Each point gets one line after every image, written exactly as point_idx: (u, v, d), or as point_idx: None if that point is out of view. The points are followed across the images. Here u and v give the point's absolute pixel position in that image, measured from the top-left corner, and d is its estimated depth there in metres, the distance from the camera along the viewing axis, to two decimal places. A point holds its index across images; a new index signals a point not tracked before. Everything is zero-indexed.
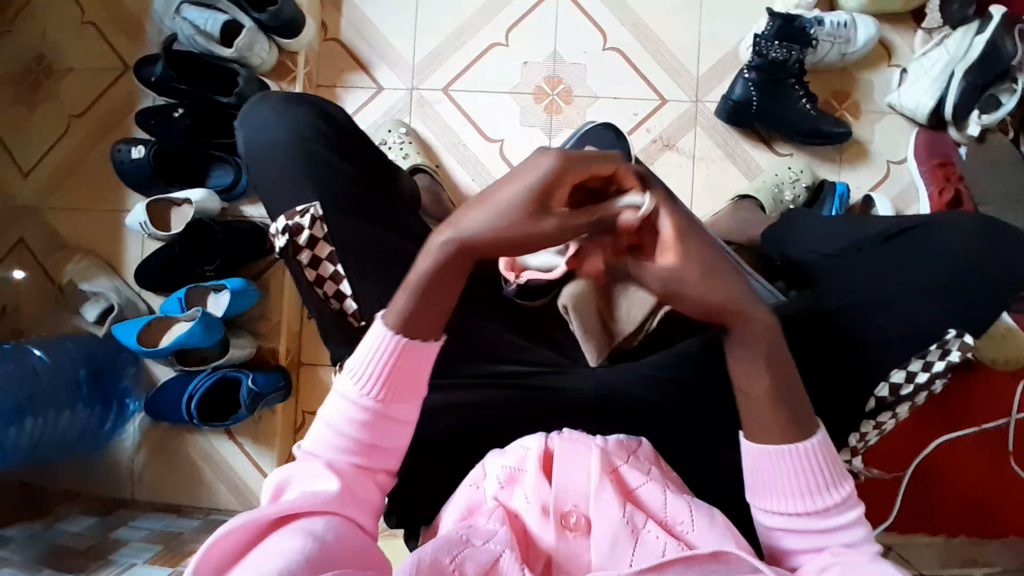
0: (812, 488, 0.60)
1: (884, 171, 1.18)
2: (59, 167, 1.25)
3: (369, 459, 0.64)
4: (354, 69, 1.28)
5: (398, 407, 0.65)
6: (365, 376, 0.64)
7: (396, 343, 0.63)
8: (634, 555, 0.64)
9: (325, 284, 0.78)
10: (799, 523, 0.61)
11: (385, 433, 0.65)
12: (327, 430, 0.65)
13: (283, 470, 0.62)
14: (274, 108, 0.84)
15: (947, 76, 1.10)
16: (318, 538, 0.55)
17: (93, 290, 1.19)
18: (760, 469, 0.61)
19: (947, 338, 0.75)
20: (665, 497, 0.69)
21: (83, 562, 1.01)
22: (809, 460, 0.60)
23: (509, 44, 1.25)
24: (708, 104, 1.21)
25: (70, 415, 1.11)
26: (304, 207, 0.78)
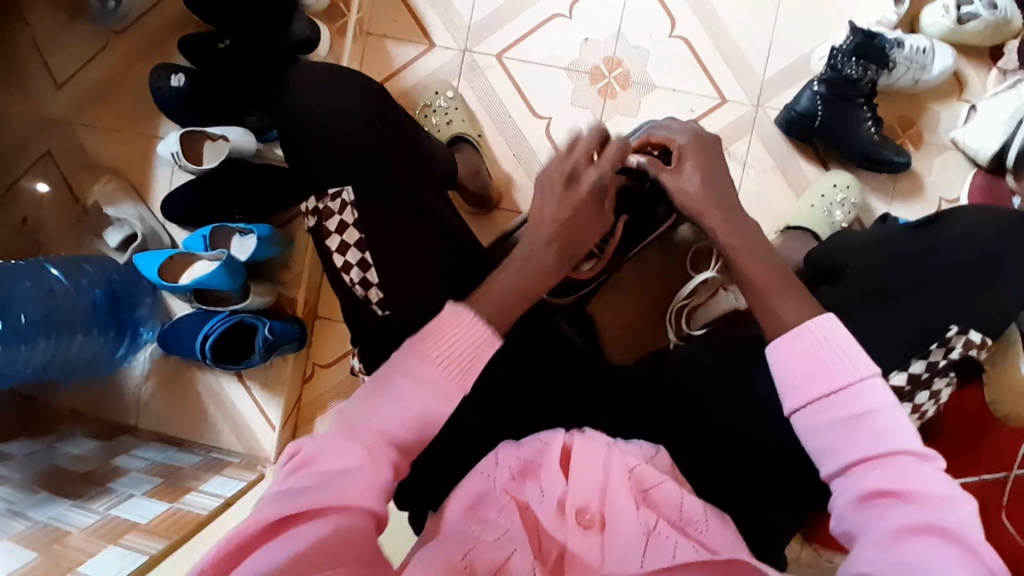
0: (831, 368, 0.63)
1: (936, 207, 1.14)
2: (95, 83, 1.22)
3: (402, 440, 0.62)
4: (407, 21, 1.23)
5: (456, 394, 0.65)
6: (437, 354, 0.65)
7: (481, 332, 0.68)
8: (645, 555, 0.60)
9: (352, 271, 0.78)
10: (831, 407, 0.62)
11: (435, 416, 0.64)
12: (383, 394, 0.63)
13: (311, 441, 0.60)
14: (311, 78, 0.82)
15: (1016, 122, 1.05)
16: (331, 548, 0.53)
17: (118, 216, 1.17)
18: (787, 368, 0.65)
19: (949, 335, 0.79)
20: (682, 496, 0.68)
21: (82, 487, 1.01)
22: (818, 338, 0.64)
23: (572, 17, 1.20)
24: (768, 111, 1.17)
25: (84, 338, 1.10)
26: (337, 190, 0.79)
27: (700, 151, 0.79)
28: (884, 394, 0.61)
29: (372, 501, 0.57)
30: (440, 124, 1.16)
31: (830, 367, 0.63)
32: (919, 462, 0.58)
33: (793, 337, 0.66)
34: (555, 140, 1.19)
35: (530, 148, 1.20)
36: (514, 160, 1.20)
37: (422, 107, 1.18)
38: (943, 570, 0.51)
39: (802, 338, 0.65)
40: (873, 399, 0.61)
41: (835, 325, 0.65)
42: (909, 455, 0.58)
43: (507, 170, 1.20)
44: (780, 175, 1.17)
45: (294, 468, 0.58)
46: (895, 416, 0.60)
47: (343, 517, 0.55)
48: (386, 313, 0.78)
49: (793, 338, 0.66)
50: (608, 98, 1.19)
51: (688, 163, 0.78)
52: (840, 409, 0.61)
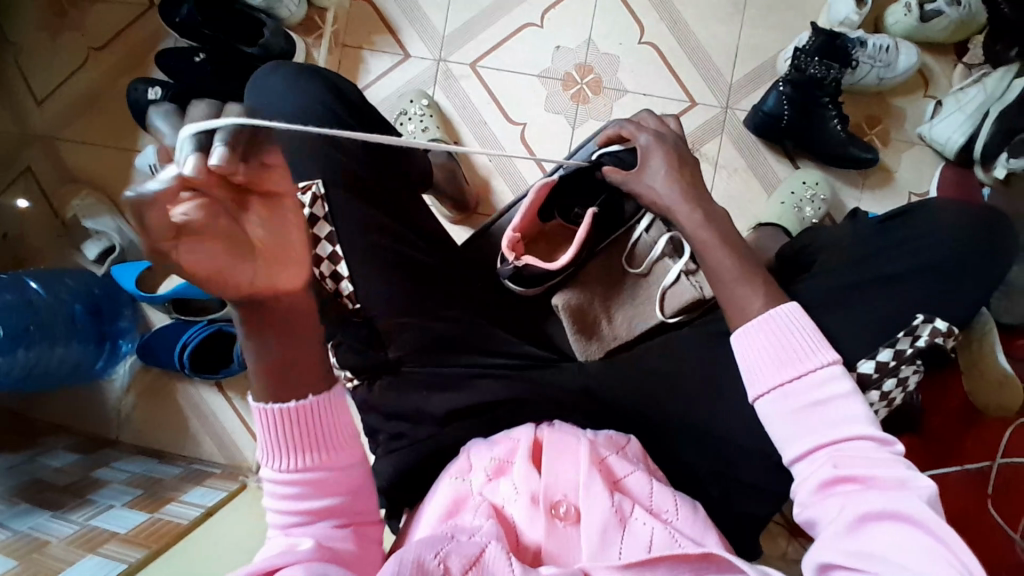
0: (795, 355, 0.64)
1: (906, 201, 1.17)
2: (75, 99, 1.24)
3: (336, 514, 0.61)
4: (382, 32, 1.25)
5: (346, 456, 0.61)
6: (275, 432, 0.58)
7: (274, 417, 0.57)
8: (622, 545, 0.62)
9: (322, 264, 0.79)
10: (796, 392, 0.62)
11: (342, 483, 0.61)
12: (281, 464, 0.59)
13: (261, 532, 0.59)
14: (286, 78, 0.84)
15: (980, 115, 1.07)
16: None
17: (96, 229, 1.18)
18: (750, 354, 0.66)
19: (916, 324, 0.75)
20: (651, 487, 0.68)
21: (62, 498, 1.01)
22: (777, 329, 0.66)
23: (543, 26, 1.22)
24: (738, 113, 1.19)
25: (64, 350, 1.10)
26: (307, 183, 0.78)
27: (668, 147, 0.80)
28: (840, 381, 0.62)
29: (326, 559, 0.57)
30: (416, 131, 1.18)
31: (795, 355, 0.64)
32: (876, 447, 0.59)
33: (757, 327, 0.67)
34: (531, 145, 1.21)
35: (506, 153, 1.21)
36: (490, 165, 1.21)
37: (398, 115, 1.20)
38: (906, 551, 0.51)
39: (764, 326, 0.66)
40: (831, 386, 0.62)
41: (795, 314, 0.67)
42: (867, 439, 0.59)
43: (483, 176, 1.22)
44: (751, 174, 1.19)
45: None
46: (855, 402, 0.61)
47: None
48: (357, 306, 0.79)
49: (761, 324, 0.67)
50: (580, 103, 1.21)
51: (653, 163, 0.79)
52: (803, 394, 0.62)
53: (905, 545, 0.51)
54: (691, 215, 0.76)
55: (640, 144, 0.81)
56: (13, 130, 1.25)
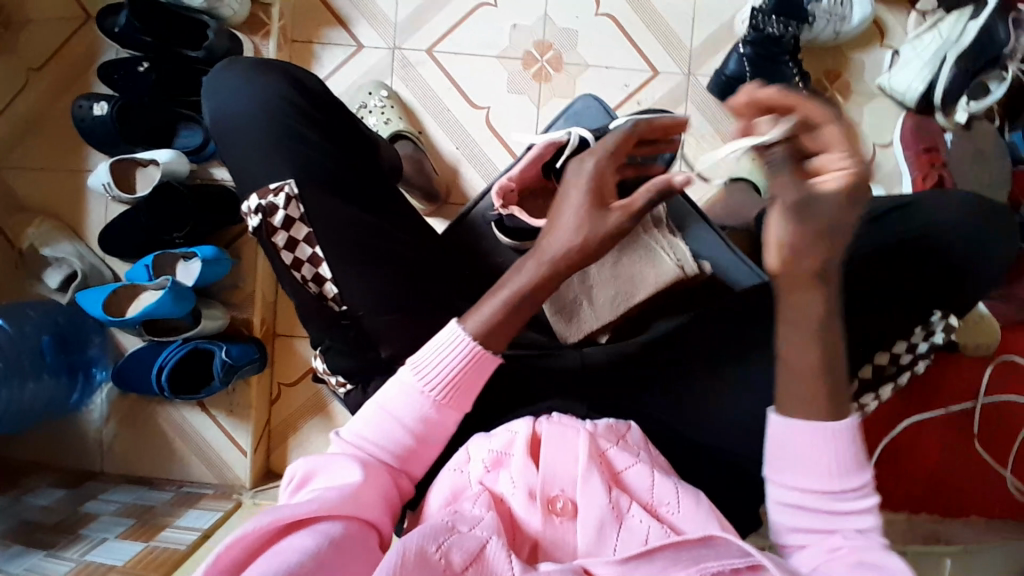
0: (833, 469, 0.56)
1: (871, 153, 1.19)
2: (11, 120, 1.17)
3: (407, 461, 0.65)
4: (332, 25, 1.21)
5: (454, 415, 0.66)
6: (429, 377, 0.65)
7: (473, 349, 0.66)
8: (618, 540, 0.63)
9: (303, 267, 0.77)
10: (812, 500, 0.56)
11: (436, 435, 0.66)
12: (380, 419, 0.65)
13: (310, 460, 0.61)
14: (245, 77, 0.81)
15: (938, 61, 1.09)
16: (331, 546, 0.53)
17: (55, 256, 1.13)
18: (785, 446, 0.57)
19: (933, 320, 0.79)
20: (652, 479, 0.67)
21: (53, 537, 0.97)
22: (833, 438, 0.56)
23: (498, 5, 1.19)
24: (700, 79, 1.19)
25: (36, 385, 1.06)
26: (279, 184, 0.76)
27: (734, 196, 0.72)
28: (867, 497, 0.56)
29: (371, 507, 0.59)
30: (378, 124, 1.15)
31: (836, 471, 0.56)
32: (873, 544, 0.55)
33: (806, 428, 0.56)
34: (496, 128, 1.19)
35: (472, 139, 1.19)
36: (458, 153, 1.19)
37: (357, 108, 1.17)
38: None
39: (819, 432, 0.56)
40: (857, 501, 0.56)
41: (791, 424, 0.57)
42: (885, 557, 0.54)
43: (451, 165, 1.20)
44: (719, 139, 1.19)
45: (295, 484, 0.60)
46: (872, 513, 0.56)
47: (340, 526, 0.55)
48: (343, 307, 0.76)
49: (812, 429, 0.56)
50: (543, 81, 1.19)
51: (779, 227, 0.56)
52: (826, 499, 0.56)
53: None
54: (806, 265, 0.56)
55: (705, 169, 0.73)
56: None
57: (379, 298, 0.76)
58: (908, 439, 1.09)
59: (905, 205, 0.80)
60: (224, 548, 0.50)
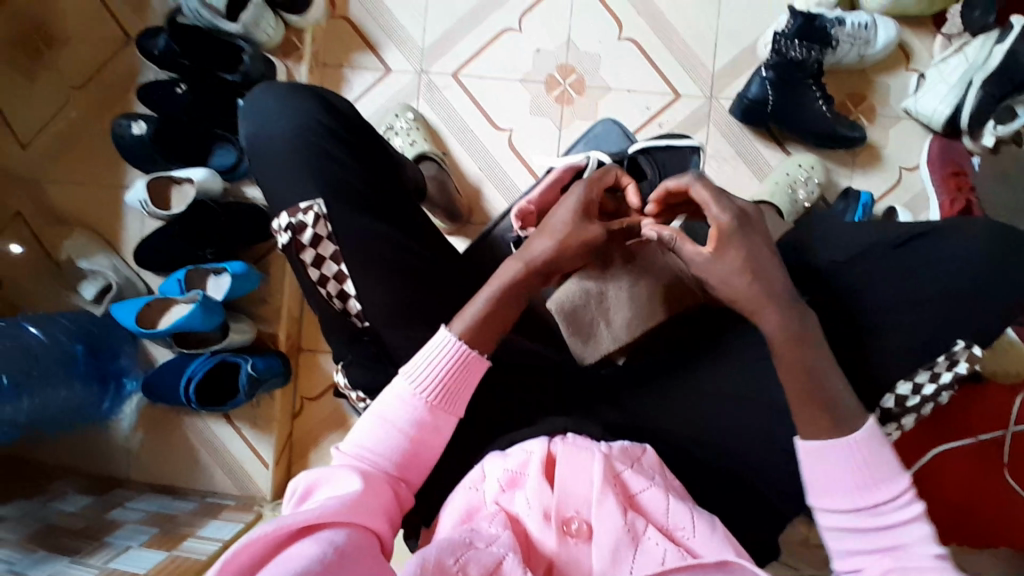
0: (870, 483, 0.63)
1: (896, 177, 1.18)
2: (57, 139, 1.23)
3: (404, 468, 0.67)
4: (362, 49, 1.25)
5: (446, 418, 0.68)
6: (422, 382, 0.68)
7: (461, 351, 0.69)
8: (634, 562, 0.62)
9: (328, 284, 0.78)
10: (866, 518, 0.63)
11: (430, 439, 0.68)
12: (378, 427, 0.67)
13: (312, 473, 0.63)
14: (278, 97, 0.84)
15: (965, 84, 1.08)
16: (339, 551, 0.54)
17: (90, 268, 1.18)
18: (815, 467, 0.65)
19: (956, 349, 0.75)
20: (667, 504, 0.67)
21: (79, 543, 1.00)
22: (863, 452, 0.64)
23: (522, 30, 1.22)
24: (722, 101, 1.20)
25: (68, 392, 1.09)
26: (308, 203, 0.78)
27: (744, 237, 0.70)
28: (914, 504, 0.63)
29: (373, 514, 0.60)
30: (403, 145, 1.18)
31: (872, 483, 0.63)
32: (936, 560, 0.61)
33: (833, 448, 0.64)
34: (518, 150, 1.21)
35: (495, 160, 1.21)
36: (480, 173, 1.22)
37: (384, 130, 1.20)
38: None
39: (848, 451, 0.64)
40: (903, 511, 0.63)
41: (827, 450, 0.64)
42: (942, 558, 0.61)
43: (474, 185, 1.22)
44: (741, 162, 1.19)
45: (299, 499, 0.61)
46: (919, 524, 0.63)
47: (345, 533, 0.56)
48: (366, 323, 0.78)
49: (838, 446, 0.64)
50: (565, 103, 1.21)
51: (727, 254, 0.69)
52: (867, 515, 0.63)
53: None
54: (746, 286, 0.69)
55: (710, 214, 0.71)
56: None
57: (397, 313, 0.78)
58: (934, 467, 1.07)
59: (926, 230, 0.78)
60: (231, 555, 0.51)
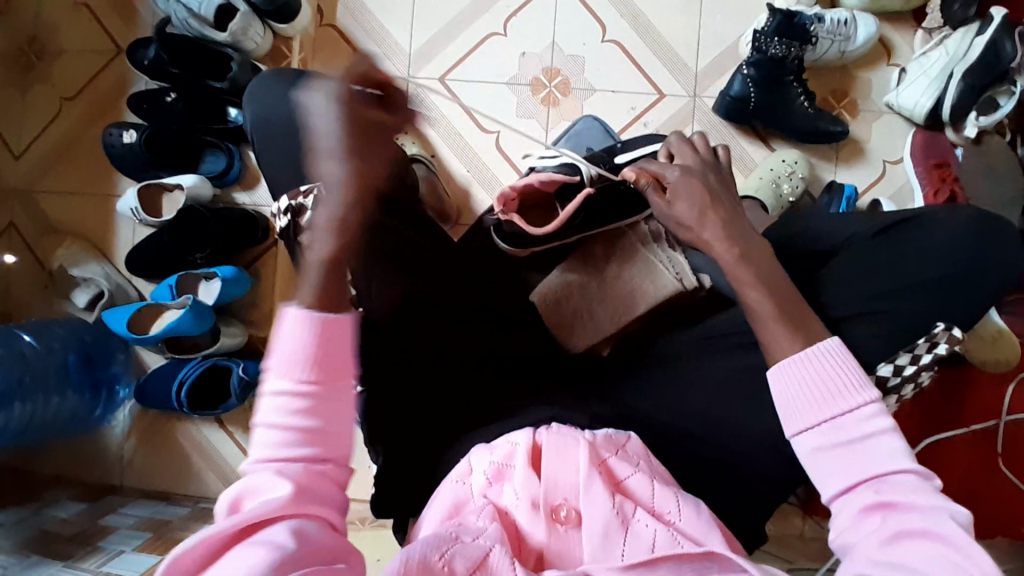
0: (831, 395, 0.62)
1: (881, 170, 1.19)
2: (48, 148, 1.25)
3: (324, 448, 0.60)
4: (350, 56, 1.26)
5: (339, 387, 0.62)
6: (296, 363, 0.61)
7: (314, 323, 0.61)
8: (625, 545, 0.62)
9: None
10: (830, 437, 0.61)
11: (339, 411, 0.61)
12: (275, 428, 0.59)
13: (233, 489, 0.57)
14: (283, 82, 0.85)
15: (945, 77, 1.09)
16: (280, 550, 0.52)
17: (84, 276, 1.19)
18: (786, 382, 0.64)
19: (935, 331, 0.72)
20: (653, 488, 0.67)
21: (72, 549, 1.00)
22: (829, 360, 0.63)
23: (508, 34, 1.24)
24: (706, 100, 1.21)
25: (60, 401, 1.10)
26: (308, 188, 0.79)
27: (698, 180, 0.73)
28: (881, 416, 0.60)
29: (312, 502, 0.57)
30: None
31: (837, 394, 0.61)
32: (915, 481, 0.57)
33: (800, 359, 0.64)
34: (507, 153, 1.23)
35: (482, 162, 1.23)
36: (469, 176, 1.23)
37: None
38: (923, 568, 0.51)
39: (811, 362, 0.63)
40: (873, 422, 0.60)
41: (790, 367, 0.64)
42: (909, 471, 0.58)
43: (464, 188, 1.23)
44: (726, 158, 1.21)
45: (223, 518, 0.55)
46: (892, 437, 0.60)
47: (285, 525, 0.54)
48: (357, 311, 0.79)
49: (799, 358, 0.64)
50: (551, 106, 1.22)
51: (680, 201, 0.72)
52: (836, 430, 0.61)
53: (929, 564, 0.51)
54: (708, 224, 0.71)
55: (669, 180, 0.74)
56: None
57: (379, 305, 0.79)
58: (924, 457, 1.07)
59: (906, 217, 0.79)
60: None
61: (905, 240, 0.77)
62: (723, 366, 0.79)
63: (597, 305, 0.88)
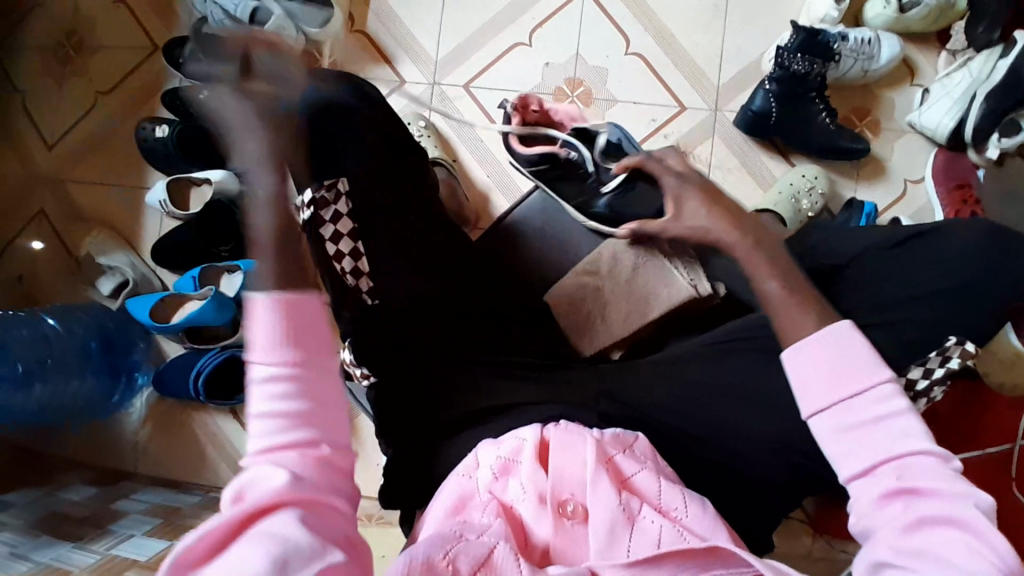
0: (843, 376, 0.56)
1: (902, 189, 1.18)
2: (82, 140, 1.29)
3: (314, 428, 0.57)
4: (378, 61, 1.29)
5: (315, 361, 0.57)
6: (270, 341, 0.56)
7: (272, 299, 0.57)
8: (631, 540, 0.62)
9: (343, 259, 0.83)
10: (845, 419, 0.55)
11: (317, 392, 0.57)
12: (260, 411, 0.56)
13: (235, 478, 0.54)
14: None
15: (968, 98, 1.10)
16: (287, 552, 0.49)
17: (110, 265, 1.22)
18: (798, 362, 0.58)
19: (947, 345, 0.73)
20: (659, 485, 0.67)
21: (83, 530, 1.01)
22: (839, 340, 0.58)
23: (532, 44, 1.26)
24: (727, 114, 1.22)
25: (79, 383, 1.12)
26: (332, 180, 0.82)
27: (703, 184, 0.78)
28: (898, 396, 0.55)
29: (324, 491, 0.55)
30: None
31: (851, 373, 0.56)
32: (937, 464, 0.53)
33: (813, 341, 0.58)
34: None
35: (503, 168, 1.25)
36: (489, 181, 1.25)
37: None
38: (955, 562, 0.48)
39: (819, 343, 0.57)
40: (888, 403, 0.55)
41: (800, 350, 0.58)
42: (932, 455, 0.53)
43: (483, 193, 1.25)
44: (745, 172, 1.21)
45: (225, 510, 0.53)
46: (909, 416, 0.54)
47: (289, 522, 0.51)
48: (375, 301, 0.83)
49: (812, 340, 0.58)
50: None
51: (687, 202, 0.77)
52: (853, 414, 0.55)
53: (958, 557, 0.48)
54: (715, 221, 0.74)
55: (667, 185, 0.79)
56: (25, 174, 1.30)
57: None
58: None
59: (925, 229, 0.79)
60: None
61: (921, 253, 0.77)
62: (734, 372, 0.79)
63: (612, 307, 0.89)
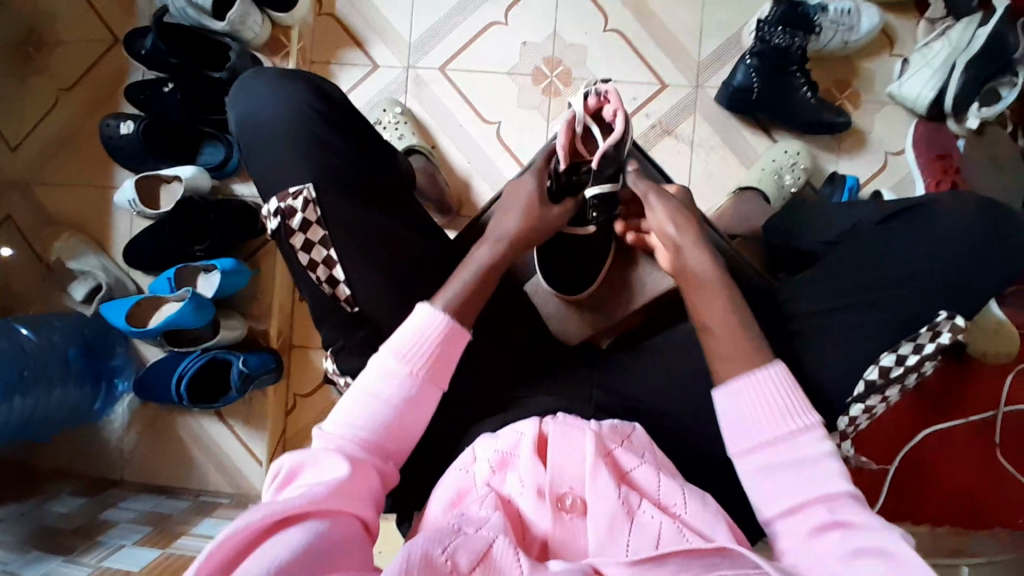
0: (778, 417, 0.62)
1: (883, 161, 1.18)
2: (43, 140, 1.23)
3: (390, 446, 0.66)
4: (349, 46, 1.25)
5: (432, 393, 0.68)
6: (407, 355, 0.67)
7: (446, 325, 0.69)
8: (631, 537, 0.61)
9: (318, 268, 0.78)
10: (769, 456, 0.61)
11: (414, 415, 0.67)
12: (360, 406, 0.66)
13: (295, 455, 0.61)
14: (269, 78, 0.82)
15: (948, 68, 1.09)
16: (325, 540, 0.53)
17: (81, 269, 1.17)
18: (733, 406, 0.63)
19: (938, 319, 0.71)
20: (658, 479, 0.66)
21: (72, 543, 0.99)
22: (772, 384, 0.63)
23: (509, 23, 1.23)
24: (709, 90, 1.20)
25: (61, 392, 1.09)
26: (298, 188, 0.78)
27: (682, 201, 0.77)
28: (823, 441, 0.60)
29: (360, 499, 0.59)
30: (392, 139, 1.17)
31: (788, 411, 0.62)
32: (853, 504, 0.57)
33: (752, 377, 0.63)
34: (508, 144, 1.22)
35: (483, 153, 1.22)
36: (469, 167, 1.22)
37: (373, 124, 1.20)
38: None
39: (752, 384, 0.63)
40: (813, 446, 0.60)
41: (731, 392, 0.64)
42: (845, 497, 0.58)
43: (464, 179, 1.22)
44: (728, 150, 1.20)
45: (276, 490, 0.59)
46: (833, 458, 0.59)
47: (327, 521, 0.55)
48: (356, 309, 0.78)
49: (748, 379, 0.64)
50: (553, 96, 1.21)
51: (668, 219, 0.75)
52: (781, 449, 0.61)
53: None
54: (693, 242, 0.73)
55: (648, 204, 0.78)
56: None
57: (384, 299, 0.78)
58: (925, 449, 1.08)
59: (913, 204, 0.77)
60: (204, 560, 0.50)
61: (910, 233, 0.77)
62: None
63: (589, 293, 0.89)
